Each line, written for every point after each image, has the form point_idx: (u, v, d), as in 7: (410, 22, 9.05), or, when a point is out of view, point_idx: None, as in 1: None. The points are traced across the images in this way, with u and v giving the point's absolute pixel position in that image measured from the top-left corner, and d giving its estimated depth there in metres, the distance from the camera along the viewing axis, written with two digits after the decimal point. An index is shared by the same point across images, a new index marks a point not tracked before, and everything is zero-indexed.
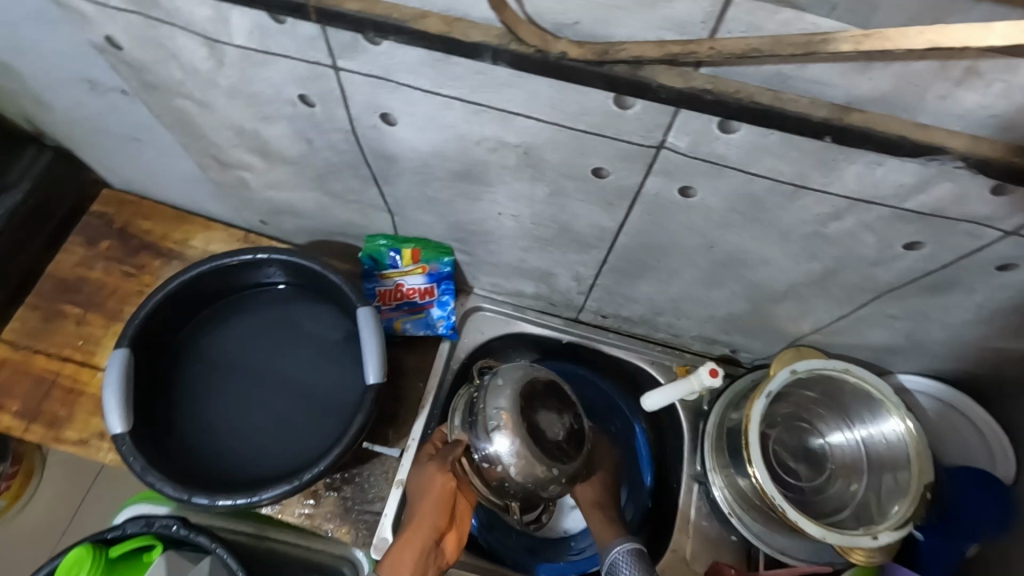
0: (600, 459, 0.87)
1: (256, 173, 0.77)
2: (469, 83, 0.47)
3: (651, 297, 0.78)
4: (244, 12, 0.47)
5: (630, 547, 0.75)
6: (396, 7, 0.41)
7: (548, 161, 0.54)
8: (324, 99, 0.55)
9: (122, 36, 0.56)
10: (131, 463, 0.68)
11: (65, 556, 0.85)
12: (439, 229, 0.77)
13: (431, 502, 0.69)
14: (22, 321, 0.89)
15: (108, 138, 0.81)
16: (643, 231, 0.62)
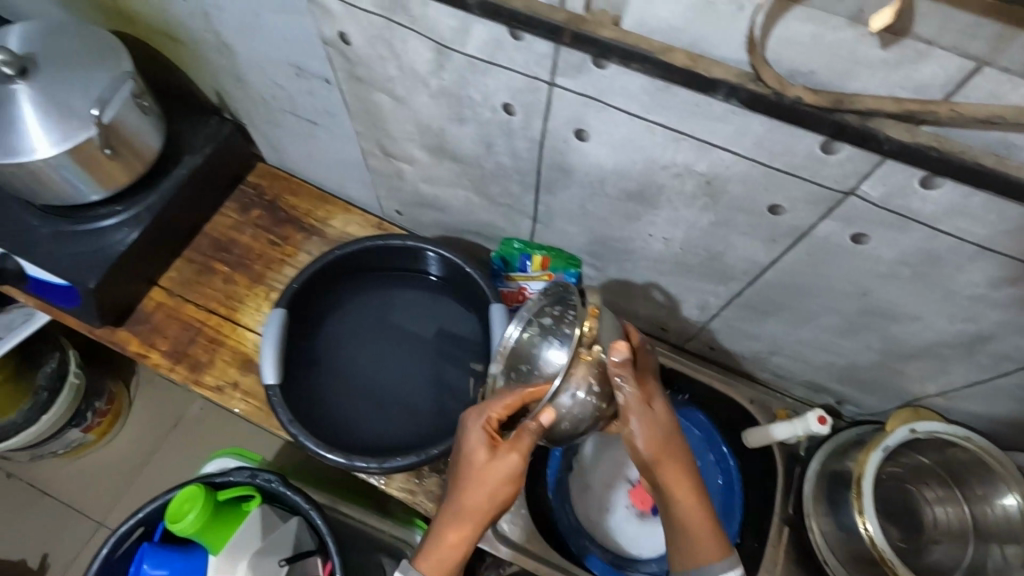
0: (670, 431, 0.61)
1: (417, 167, 0.84)
2: (680, 113, 0.52)
3: (774, 336, 0.80)
4: (488, 27, 0.53)
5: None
6: (645, 40, 0.46)
7: (729, 193, 0.58)
8: (527, 110, 0.61)
9: (356, 34, 0.63)
10: (279, 412, 0.74)
11: (180, 492, 0.93)
12: (579, 241, 0.82)
13: (482, 506, 0.58)
14: (179, 271, 0.97)
15: (287, 119, 0.90)
16: (794, 271, 0.65)
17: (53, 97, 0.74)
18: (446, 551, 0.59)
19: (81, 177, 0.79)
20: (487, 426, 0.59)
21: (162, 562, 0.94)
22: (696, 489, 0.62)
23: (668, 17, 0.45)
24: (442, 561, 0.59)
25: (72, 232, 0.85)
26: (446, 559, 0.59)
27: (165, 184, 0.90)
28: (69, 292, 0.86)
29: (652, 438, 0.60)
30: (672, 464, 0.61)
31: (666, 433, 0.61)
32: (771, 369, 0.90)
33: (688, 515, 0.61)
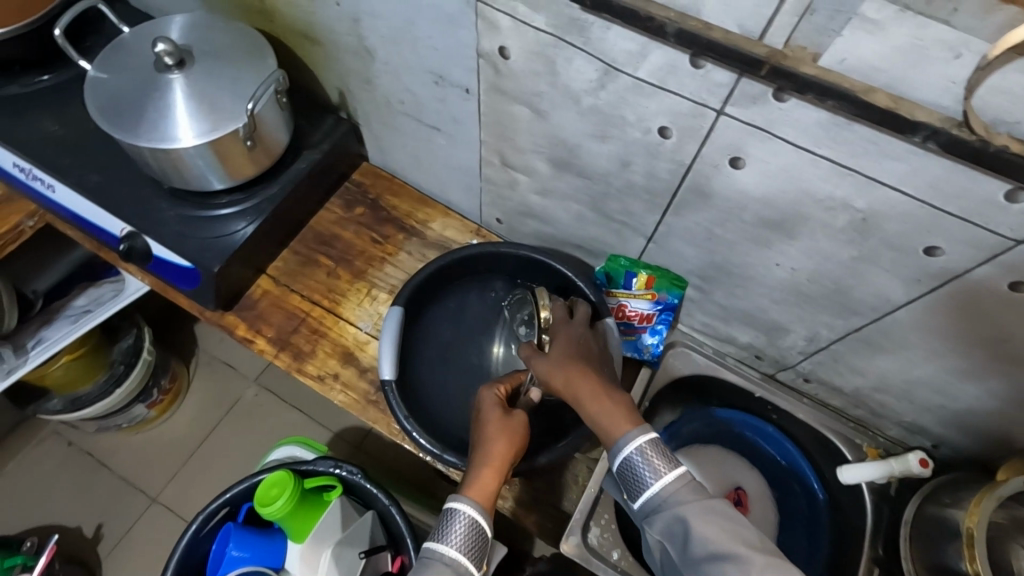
0: (579, 353, 0.72)
1: (535, 179, 0.85)
2: (855, 150, 0.53)
3: (884, 374, 0.80)
4: (666, 53, 0.55)
5: (636, 441, 0.61)
6: (845, 79, 0.48)
7: (883, 230, 0.59)
8: (684, 133, 0.62)
9: (517, 49, 0.65)
10: (394, 406, 0.77)
11: (270, 474, 0.95)
12: (692, 262, 0.82)
13: (502, 436, 0.68)
14: (285, 262, 1.00)
15: (407, 123, 0.92)
16: (929, 312, 0.65)
17: (203, 89, 0.77)
18: (485, 478, 0.65)
19: (214, 167, 0.82)
20: (495, 388, 0.74)
21: (246, 545, 0.96)
22: (619, 391, 0.68)
23: (873, 58, 0.46)
24: (485, 485, 0.65)
25: (193, 216, 0.88)
26: (487, 485, 0.65)
27: (285, 176, 0.93)
28: (191, 275, 0.88)
29: (576, 358, 0.71)
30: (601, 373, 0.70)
31: (580, 356, 0.72)
32: (868, 407, 0.89)
33: (596, 407, 0.66)
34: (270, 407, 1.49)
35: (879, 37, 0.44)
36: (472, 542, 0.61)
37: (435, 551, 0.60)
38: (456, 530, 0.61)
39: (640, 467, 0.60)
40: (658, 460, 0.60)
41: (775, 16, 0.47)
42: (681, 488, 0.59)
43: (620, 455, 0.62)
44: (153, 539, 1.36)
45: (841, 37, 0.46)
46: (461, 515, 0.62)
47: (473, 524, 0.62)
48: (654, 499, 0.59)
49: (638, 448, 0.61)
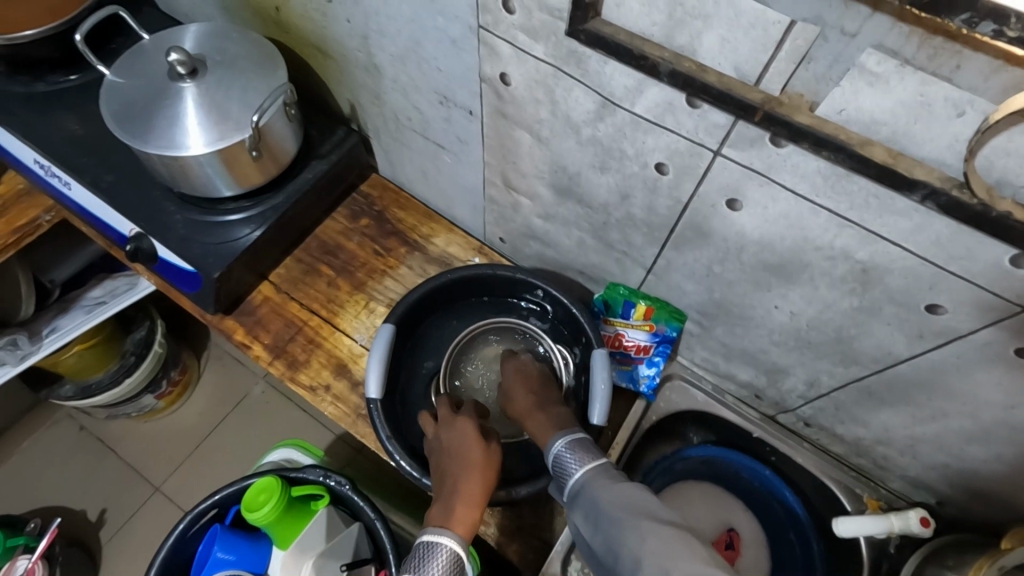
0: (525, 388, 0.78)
1: (537, 204, 0.84)
2: (854, 202, 0.51)
3: (887, 428, 0.76)
4: (664, 91, 0.54)
5: (564, 441, 0.65)
6: (842, 130, 0.46)
7: (885, 283, 0.57)
8: (681, 171, 0.61)
9: (517, 76, 0.65)
10: (378, 425, 0.78)
11: (259, 479, 0.96)
12: (692, 298, 0.80)
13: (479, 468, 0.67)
14: (288, 269, 0.99)
15: (411, 138, 0.91)
16: (934, 370, 0.62)
17: (213, 99, 0.78)
18: (465, 508, 0.63)
19: (222, 174, 0.83)
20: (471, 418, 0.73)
21: (231, 548, 0.96)
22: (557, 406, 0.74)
23: (874, 110, 0.44)
24: (466, 515, 0.63)
25: (198, 221, 0.89)
26: (467, 514, 0.63)
27: (292, 185, 0.93)
28: (192, 278, 0.88)
29: (520, 388, 0.78)
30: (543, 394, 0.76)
31: (529, 385, 0.78)
32: (871, 458, 0.85)
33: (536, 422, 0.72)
34: (274, 406, 1.50)
35: (880, 89, 0.42)
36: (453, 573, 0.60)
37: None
38: (438, 561, 0.60)
39: (565, 458, 0.64)
40: (582, 452, 0.64)
41: (772, 63, 0.46)
42: (598, 473, 0.62)
43: (551, 452, 0.66)
44: (151, 530, 1.38)
45: (839, 86, 0.44)
46: (443, 547, 0.60)
47: (455, 555, 0.60)
48: (576, 486, 0.62)
49: (567, 446, 0.65)
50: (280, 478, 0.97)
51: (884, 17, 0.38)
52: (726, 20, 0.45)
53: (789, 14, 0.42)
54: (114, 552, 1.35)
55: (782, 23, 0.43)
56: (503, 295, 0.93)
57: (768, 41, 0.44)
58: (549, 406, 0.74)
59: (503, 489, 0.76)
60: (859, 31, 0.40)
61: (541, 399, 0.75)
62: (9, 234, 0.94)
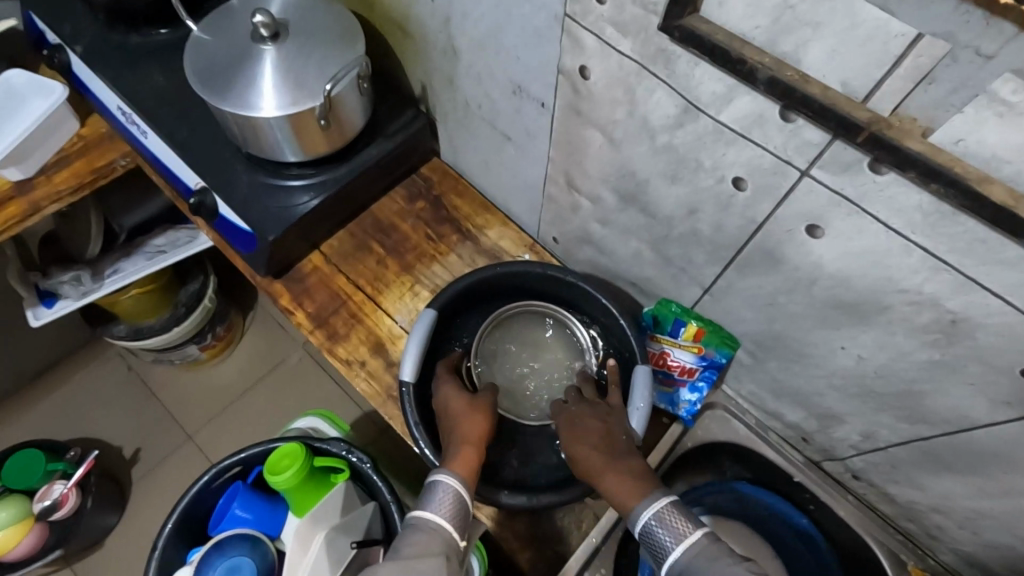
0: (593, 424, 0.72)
1: (598, 207, 0.81)
2: (955, 244, 0.46)
3: (948, 496, 0.70)
4: (756, 101, 0.50)
5: (653, 508, 0.59)
6: (956, 162, 0.41)
7: (974, 339, 0.51)
8: (760, 191, 0.57)
9: (599, 71, 0.62)
10: (407, 410, 0.77)
11: (285, 443, 0.97)
12: (749, 326, 0.75)
13: (472, 420, 0.72)
14: (340, 242, 1.00)
15: (479, 125, 0.89)
16: (1016, 442, 0.56)
17: (291, 63, 0.79)
18: (463, 456, 0.67)
19: (290, 140, 0.83)
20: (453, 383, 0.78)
21: (249, 506, 0.98)
22: (629, 458, 0.66)
23: (998, 145, 0.39)
24: (464, 461, 0.66)
25: (262, 183, 0.90)
26: (466, 461, 0.66)
27: (356, 159, 0.93)
28: (248, 238, 0.90)
29: (576, 438, 0.69)
30: (610, 443, 0.68)
31: (584, 429, 0.70)
32: (923, 525, 0.78)
33: (610, 477, 0.64)
34: (310, 375, 1.53)
35: (1012, 122, 0.38)
36: (459, 512, 0.61)
37: (423, 519, 0.59)
38: (443, 499, 0.61)
39: (657, 532, 0.58)
40: (677, 522, 0.58)
41: (886, 80, 0.41)
42: (699, 552, 0.55)
43: (638, 524, 0.60)
44: (179, 475, 1.42)
45: (962, 113, 0.39)
46: (446, 486, 0.62)
47: (457, 494, 0.62)
48: (677, 565, 0.56)
49: (656, 515, 0.58)
50: (304, 446, 0.98)
51: None
52: (842, 29, 0.41)
53: (917, 27, 0.38)
54: (143, 491, 1.40)
55: (905, 37, 0.39)
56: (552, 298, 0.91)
57: (885, 56, 0.40)
58: (619, 457, 0.66)
59: (524, 494, 0.73)
60: (997, 52, 0.35)
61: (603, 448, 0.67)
62: (86, 173, 0.98)
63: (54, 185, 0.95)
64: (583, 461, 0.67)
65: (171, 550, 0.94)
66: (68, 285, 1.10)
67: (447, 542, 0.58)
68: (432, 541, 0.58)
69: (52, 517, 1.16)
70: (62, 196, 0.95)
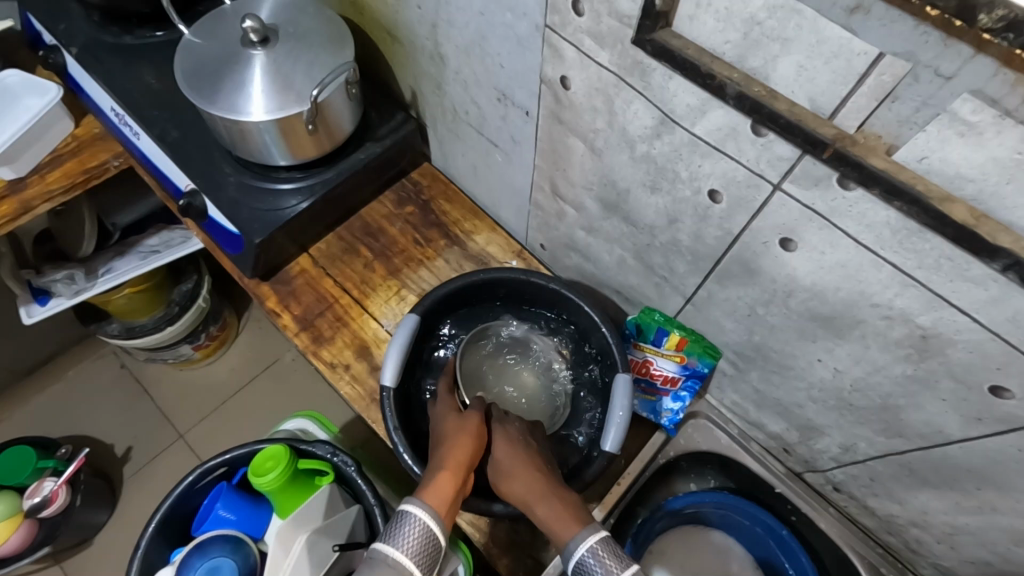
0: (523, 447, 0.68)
1: (582, 216, 0.81)
2: (922, 261, 0.46)
3: (925, 511, 0.70)
4: (729, 115, 0.51)
5: (588, 542, 0.56)
6: (920, 180, 0.42)
7: (945, 355, 0.51)
8: (736, 203, 0.57)
9: (579, 81, 0.62)
10: (386, 414, 0.77)
11: (270, 445, 0.97)
12: (729, 336, 0.75)
13: (460, 445, 0.67)
14: (328, 245, 1.00)
15: (467, 132, 0.90)
16: (989, 458, 0.56)
17: (279, 68, 0.79)
18: (439, 485, 0.61)
19: (278, 143, 0.84)
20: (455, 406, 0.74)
21: (233, 507, 0.98)
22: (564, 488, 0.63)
23: (960, 164, 0.39)
24: (440, 490, 0.61)
25: (250, 185, 0.90)
26: (441, 492, 0.60)
27: (344, 163, 0.93)
28: (235, 240, 0.91)
29: (510, 459, 0.66)
30: (547, 472, 0.65)
31: (520, 453, 0.66)
32: (903, 539, 0.78)
33: (546, 510, 0.60)
34: (302, 376, 1.53)
35: (973, 142, 0.38)
36: (427, 550, 0.55)
37: (382, 552, 0.53)
38: (409, 532, 0.55)
39: (591, 567, 0.55)
40: (610, 559, 0.55)
41: (851, 97, 0.42)
42: None
43: (570, 557, 0.56)
44: (169, 475, 1.42)
45: (924, 132, 0.40)
46: (414, 518, 0.56)
47: (429, 531, 0.56)
48: None
49: (590, 549, 0.55)
50: (289, 449, 0.98)
51: (987, 60, 0.34)
52: (807, 46, 0.41)
53: (879, 46, 0.38)
54: (133, 489, 1.41)
55: (868, 55, 0.39)
56: (535, 305, 0.91)
57: (849, 73, 0.41)
58: (557, 486, 0.63)
59: (503, 501, 0.73)
60: (956, 73, 0.36)
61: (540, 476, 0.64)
62: (78, 173, 0.99)
63: (46, 185, 0.96)
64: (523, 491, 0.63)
65: (154, 551, 0.95)
66: (60, 282, 1.10)
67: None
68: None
69: (42, 514, 1.16)
70: (53, 195, 0.96)
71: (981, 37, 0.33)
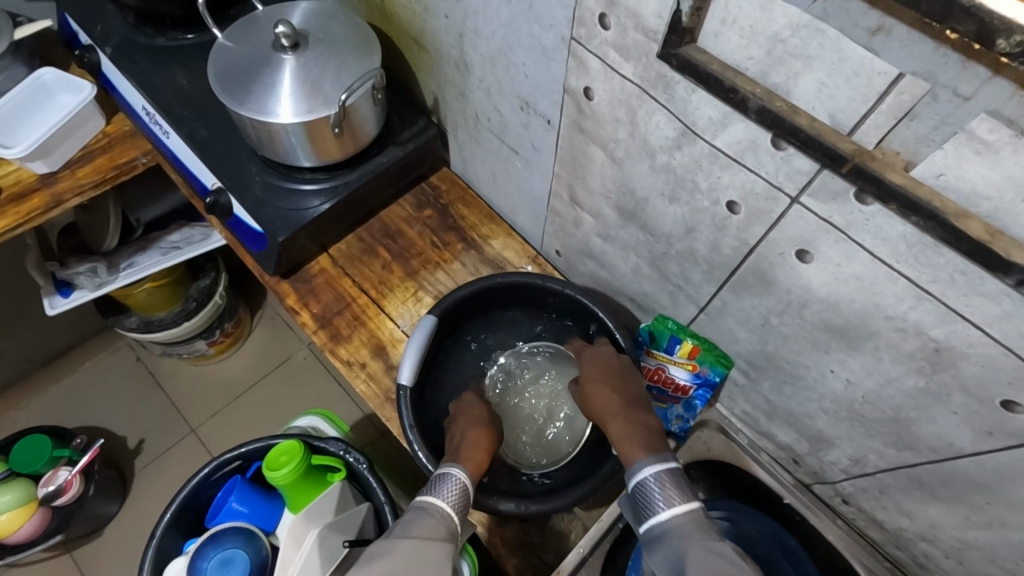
0: (607, 376, 0.73)
1: (599, 223, 0.83)
2: (937, 274, 0.48)
3: (934, 524, 0.70)
4: (749, 128, 0.52)
5: (652, 468, 0.59)
6: (936, 196, 0.43)
7: (958, 368, 0.52)
8: (753, 214, 0.59)
9: (602, 92, 0.64)
10: (403, 412, 0.79)
11: (285, 440, 0.99)
12: (742, 345, 0.76)
13: (484, 428, 0.75)
14: (348, 246, 1.02)
15: (489, 138, 0.92)
16: (999, 473, 0.57)
17: (309, 73, 0.82)
18: (475, 455, 0.70)
19: (304, 146, 0.86)
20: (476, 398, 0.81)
21: (247, 501, 1.00)
22: (643, 415, 0.67)
23: (977, 182, 0.41)
24: (475, 460, 0.69)
25: (276, 185, 0.92)
26: (477, 460, 0.69)
27: (366, 166, 0.95)
28: (259, 238, 0.93)
29: (600, 387, 0.71)
30: (625, 396, 0.70)
31: (603, 380, 0.72)
32: (911, 553, 0.78)
33: (619, 430, 0.65)
34: (314, 375, 1.55)
35: (989, 160, 0.39)
36: (463, 504, 0.63)
37: (432, 504, 0.61)
38: (450, 488, 0.63)
39: (652, 491, 0.57)
40: (673, 487, 0.57)
41: (870, 114, 0.43)
42: (688, 520, 0.54)
43: (636, 477, 0.59)
44: (180, 467, 1.45)
45: (942, 149, 0.41)
46: (455, 477, 0.64)
47: (466, 488, 0.64)
48: (659, 528, 0.55)
49: (653, 474, 0.58)
50: (303, 444, 1.00)
51: (1004, 82, 0.35)
52: (828, 64, 0.43)
53: (899, 67, 0.39)
54: (144, 481, 1.43)
55: (888, 75, 0.40)
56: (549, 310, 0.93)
57: (869, 92, 0.42)
58: (634, 413, 0.67)
59: (512, 501, 0.74)
60: (974, 93, 0.37)
61: (623, 402, 0.69)
62: (108, 169, 1.01)
63: (77, 179, 0.99)
64: (600, 408, 0.70)
65: (168, 541, 0.96)
66: (84, 275, 1.13)
67: (451, 529, 0.60)
68: (440, 526, 0.59)
69: (56, 502, 1.19)
70: (84, 189, 0.99)
71: (998, 59, 0.34)
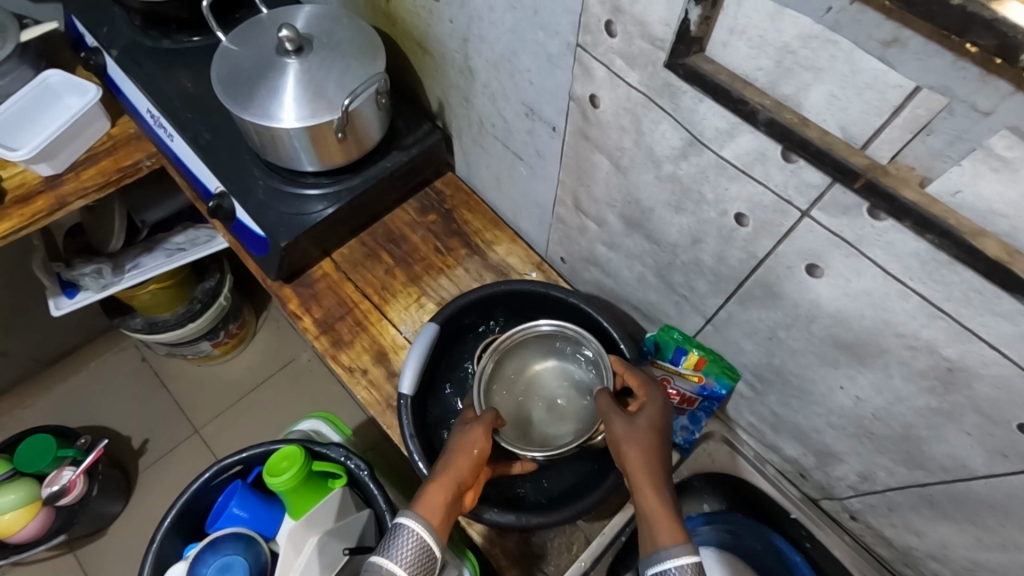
0: (657, 434, 0.66)
1: (603, 231, 0.81)
2: (951, 292, 0.46)
3: (944, 544, 0.69)
4: (758, 139, 0.51)
5: (682, 560, 0.55)
6: (951, 213, 0.42)
7: (972, 389, 0.51)
8: (761, 226, 0.57)
9: (607, 100, 0.63)
10: (403, 421, 0.78)
11: (285, 446, 0.98)
12: (749, 357, 0.75)
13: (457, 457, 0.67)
14: (351, 250, 1.02)
15: (494, 144, 0.90)
16: (1012, 495, 0.55)
17: (312, 77, 0.81)
18: (432, 494, 0.62)
19: (307, 150, 0.86)
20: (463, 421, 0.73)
21: (247, 505, 1.00)
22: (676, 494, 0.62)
23: (994, 200, 0.39)
24: (432, 499, 0.62)
25: (278, 189, 0.92)
26: (434, 502, 0.62)
27: (370, 171, 0.95)
28: (261, 243, 0.92)
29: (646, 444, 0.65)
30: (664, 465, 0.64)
31: (656, 436, 0.66)
32: (921, 572, 0.76)
33: (653, 505, 0.60)
34: (317, 378, 1.55)
35: (1007, 177, 0.38)
36: (418, 560, 0.57)
37: (379, 566, 0.56)
38: (402, 544, 0.57)
39: None
40: None
41: (884, 128, 0.42)
42: None
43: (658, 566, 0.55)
44: (183, 468, 1.44)
45: (958, 166, 0.40)
46: (407, 531, 0.58)
47: (419, 543, 0.58)
48: None
49: (680, 566, 0.54)
50: (303, 449, 0.99)
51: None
52: (840, 76, 0.41)
53: (914, 80, 0.38)
54: (147, 481, 1.43)
55: (904, 89, 0.39)
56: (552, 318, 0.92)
57: (883, 105, 0.41)
58: (670, 490, 0.63)
59: (512, 514, 0.73)
60: (994, 108, 0.36)
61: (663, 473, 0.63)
62: (113, 171, 1.01)
63: (82, 182, 0.99)
64: (640, 467, 0.63)
65: (168, 545, 0.96)
66: (89, 276, 1.13)
67: None
68: None
69: (59, 503, 1.19)
70: (88, 192, 0.99)
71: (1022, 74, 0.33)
